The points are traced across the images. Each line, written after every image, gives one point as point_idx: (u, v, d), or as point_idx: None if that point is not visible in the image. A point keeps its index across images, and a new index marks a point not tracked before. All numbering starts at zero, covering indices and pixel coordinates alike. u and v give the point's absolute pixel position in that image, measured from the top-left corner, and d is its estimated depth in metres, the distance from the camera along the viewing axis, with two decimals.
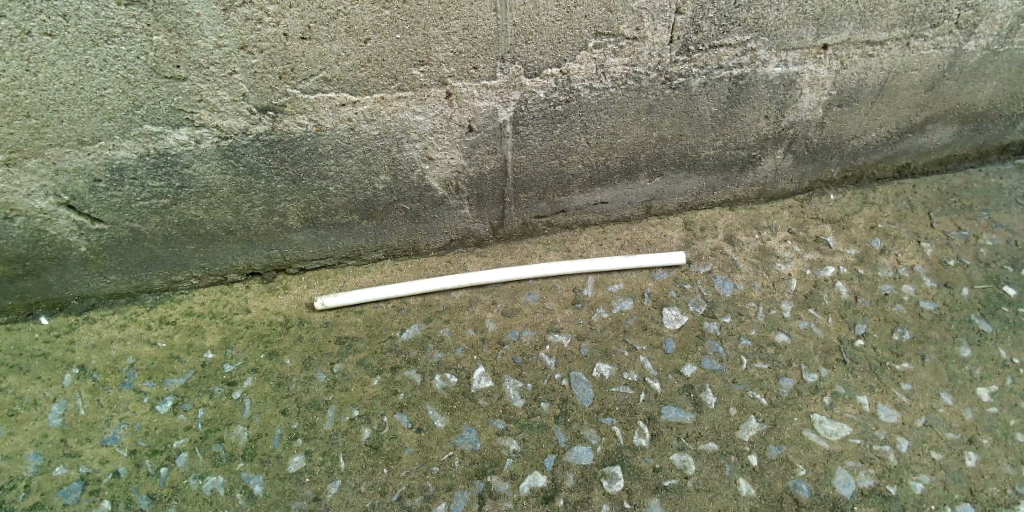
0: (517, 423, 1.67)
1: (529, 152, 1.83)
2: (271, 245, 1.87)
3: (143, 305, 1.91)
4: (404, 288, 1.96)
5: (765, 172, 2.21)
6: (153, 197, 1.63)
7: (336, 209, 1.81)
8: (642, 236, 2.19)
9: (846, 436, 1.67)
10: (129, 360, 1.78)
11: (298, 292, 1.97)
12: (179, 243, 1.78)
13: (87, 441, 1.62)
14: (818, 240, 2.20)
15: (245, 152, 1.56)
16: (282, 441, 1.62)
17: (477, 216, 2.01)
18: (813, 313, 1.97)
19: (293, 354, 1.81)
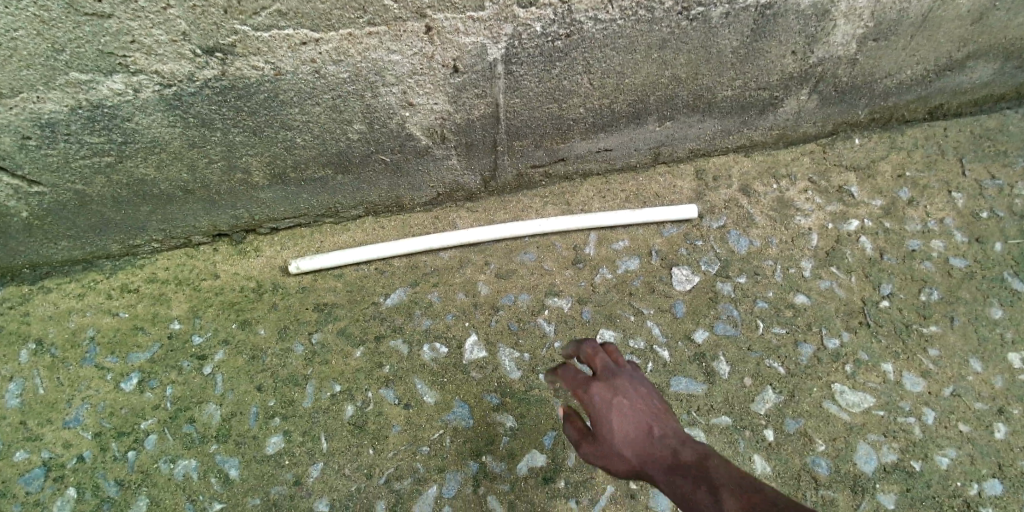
0: (514, 397, 1.54)
1: (524, 95, 1.61)
2: (237, 204, 1.68)
3: (102, 271, 1.73)
4: (387, 249, 1.78)
5: (787, 114, 1.99)
6: (95, 155, 1.42)
7: (306, 162, 1.60)
8: (649, 186, 1.99)
9: (869, 408, 1.57)
10: (89, 332, 1.63)
11: (271, 254, 1.78)
12: (132, 205, 1.60)
13: (48, 423, 1.50)
14: (841, 190, 2.01)
15: (193, 101, 1.34)
16: (258, 420, 1.50)
17: (467, 167, 1.81)
18: (834, 272, 1.82)
19: (268, 323, 1.66)
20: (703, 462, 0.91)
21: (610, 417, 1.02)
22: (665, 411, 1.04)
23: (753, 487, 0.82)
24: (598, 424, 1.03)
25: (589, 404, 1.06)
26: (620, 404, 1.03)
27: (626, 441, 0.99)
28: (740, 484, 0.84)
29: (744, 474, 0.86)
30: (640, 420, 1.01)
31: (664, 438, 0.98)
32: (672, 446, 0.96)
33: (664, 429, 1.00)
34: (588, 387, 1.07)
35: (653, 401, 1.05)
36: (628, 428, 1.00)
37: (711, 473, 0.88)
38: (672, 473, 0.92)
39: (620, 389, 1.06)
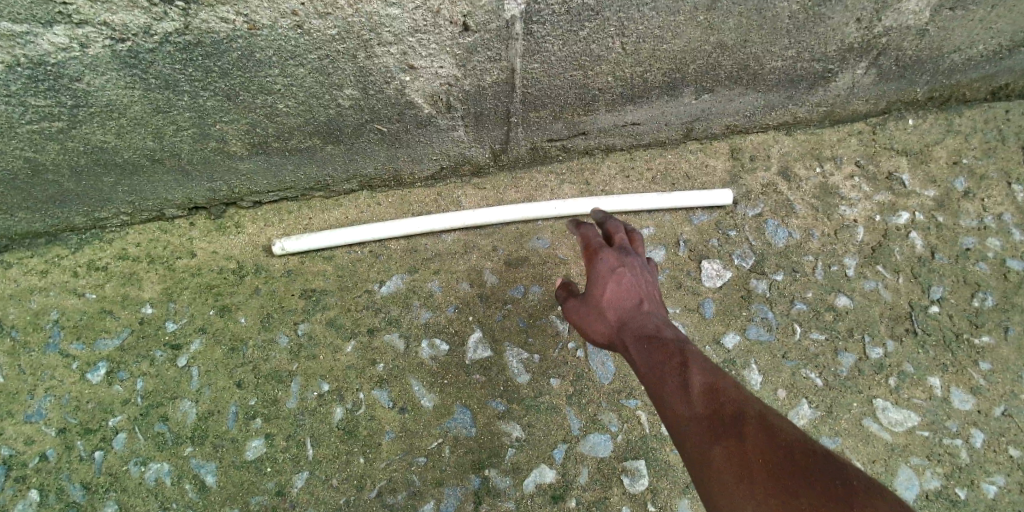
0: (521, 403, 1.39)
1: (544, 60, 1.38)
2: (213, 175, 1.49)
3: (67, 246, 1.55)
4: (385, 230, 1.56)
5: (838, 89, 1.75)
6: (43, 119, 1.22)
7: (290, 131, 1.40)
8: (678, 166, 1.78)
9: (913, 428, 1.44)
10: (53, 314, 1.47)
11: (254, 232, 1.59)
12: (94, 174, 1.40)
13: (8, 416, 1.36)
14: (891, 177, 1.80)
15: (153, 58, 1.13)
16: (237, 421, 1.36)
17: (475, 139, 1.59)
18: (881, 271, 1.64)
19: (250, 311, 1.48)
20: (680, 344, 1.10)
21: (609, 282, 1.20)
22: (658, 297, 1.21)
23: (723, 378, 1.02)
24: (598, 287, 1.20)
25: (596, 267, 1.22)
26: (622, 275, 1.20)
27: (615, 307, 1.18)
28: (712, 370, 1.04)
29: (712, 364, 1.05)
30: (635, 293, 1.19)
31: (651, 316, 1.16)
32: (655, 324, 1.15)
33: (652, 308, 1.18)
34: (601, 253, 1.22)
35: (651, 283, 1.22)
36: (622, 298, 1.18)
37: (689, 355, 1.07)
38: (648, 343, 1.12)
39: (628, 266, 1.21)
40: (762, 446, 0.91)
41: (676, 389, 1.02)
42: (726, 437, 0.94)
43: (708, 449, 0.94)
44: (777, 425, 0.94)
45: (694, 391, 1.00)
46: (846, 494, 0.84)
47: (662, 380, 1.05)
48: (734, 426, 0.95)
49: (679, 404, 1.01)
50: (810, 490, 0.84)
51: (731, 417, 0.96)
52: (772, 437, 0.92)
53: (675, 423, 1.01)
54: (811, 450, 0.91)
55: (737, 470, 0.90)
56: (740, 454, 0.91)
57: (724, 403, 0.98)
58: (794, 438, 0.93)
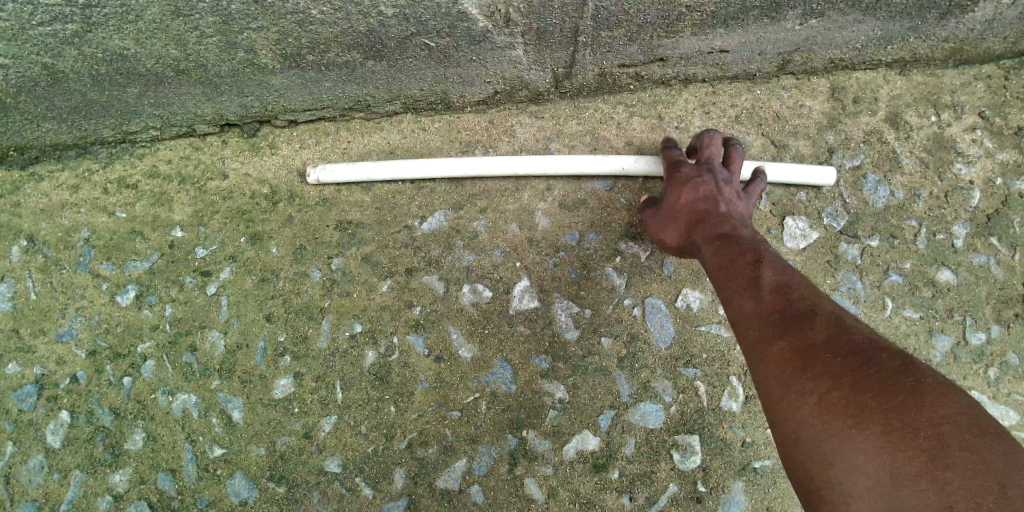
0: (568, 363, 1.27)
1: None
2: (244, 89, 1.34)
3: (97, 160, 1.44)
4: (424, 168, 1.39)
5: (975, 20, 1.45)
6: (55, 20, 1.08)
7: (326, 42, 1.23)
8: (767, 104, 1.53)
9: (1009, 427, 1.28)
10: (83, 232, 1.39)
11: (288, 154, 1.46)
12: (117, 84, 1.28)
13: (41, 334, 1.32)
14: (1021, 133, 1.51)
15: None
16: (266, 357, 1.28)
17: (535, 61, 1.39)
18: (994, 245, 1.41)
19: (282, 240, 1.38)
20: (754, 246, 1.08)
21: (686, 187, 1.20)
22: (738, 207, 1.19)
23: (795, 279, 1.01)
24: (674, 193, 1.21)
25: (675, 176, 1.22)
26: (700, 183, 1.19)
27: (691, 212, 1.18)
28: (787, 272, 1.02)
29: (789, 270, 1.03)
30: (715, 198, 1.17)
31: (730, 218, 1.15)
32: (732, 228, 1.13)
33: (729, 215, 1.15)
34: (682, 163, 1.23)
35: (739, 195, 1.20)
36: (700, 204, 1.18)
37: (764, 256, 1.05)
38: (721, 243, 1.10)
39: (708, 176, 1.20)
40: (830, 344, 0.88)
41: (744, 287, 1.01)
42: (793, 333, 0.92)
43: (771, 345, 0.93)
44: (851, 325, 0.91)
45: (764, 288, 1.00)
46: (917, 391, 0.79)
47: (732, 277, 1.04)
48: (803, 321, 0.93)
49: (746, 299, 1.00)
50: (877, 388, 0.80)
51: (802, 316, 0.94)
52: (844, 336, 0.89)
53: (739, 318, 1.00)
54: (884, 350, 0.86)
55: (800, 365, 0.88)
56: (805, 346, 0.89)
57: (794, 301, 0.97)
58: (870, 339, 0.88)
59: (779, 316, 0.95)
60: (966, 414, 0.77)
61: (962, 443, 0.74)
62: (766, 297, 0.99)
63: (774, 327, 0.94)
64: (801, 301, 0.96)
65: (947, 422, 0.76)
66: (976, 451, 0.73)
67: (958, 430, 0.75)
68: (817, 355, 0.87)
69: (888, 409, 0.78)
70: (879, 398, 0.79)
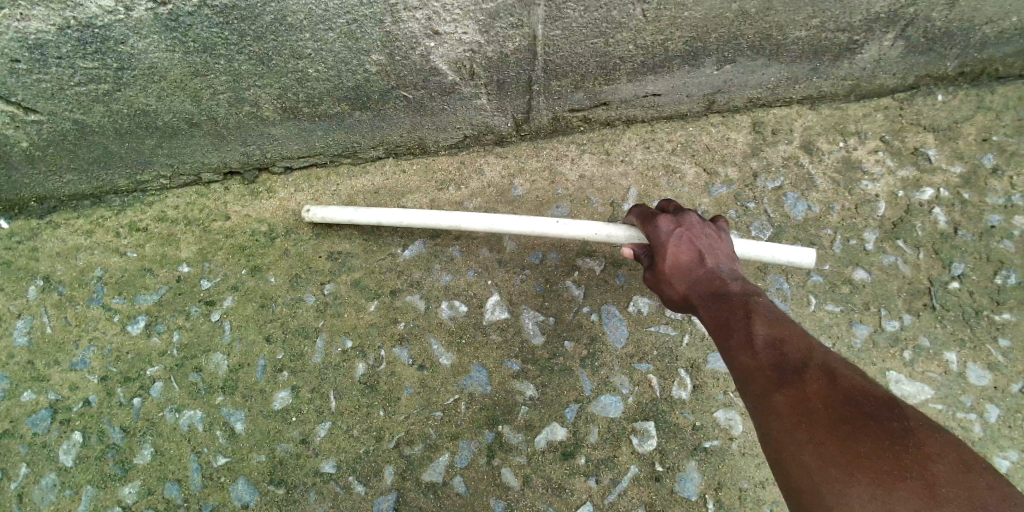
0: (536, 365, 1.43)
1: (566, 26, 1.39)
2: (246, 140, 1.55)
3: (110, 208, 1.63)
4: (393, 215, 1.51)
5: (865, 62, 1.73)
6: (90, 81, 1.29)
7: (320, 96, 1.45)
8: (699, 138, 1.77)
9: (926, 401, 1.45)
10: (97, 271, 1.55)
11: (284, 196, 1.65)
12: (135, 138, 1.48)
13: (55, 364, 1.45)
14: (917, 153, 1.77)
15: (192, 21, 1.18)
16: (266, 373, 1.42)
17: (498, 108, 1.62)
18: (901, 246, 1.63)
19: (279, 270, 1.54)
20: (745, 298, 1.12)
21: (667, 243, 1.24)
22: (721, 254, 1.24)
23: (788, 329, 1.04)
24: (658, 250, 1.25)
25: (655, 233, 1.27)
26: (677, 237, 1.24)
27: (678, 267, 1.22)
28: (779, 320, 1.07)
29: (781, 320, 1.07)
30: (696, 251, 1.22)
31: (717, 271, 1.20)
32: (721, 280, 1.18)
33: (713, 266, 1.20)
34: (657, 220, 1.29)
35: (716, 240, 1.27)
36: (683, 258, 1.22)
37: (755, 306, 1.10)
38: (714, 300, 1.14)
39: (685, 228, 1.25)
40: (827, 394, 0.95)
41: (742, 344, 1.05)
42: (790, 385, 0.97)
43: (771, 399, 0.97)
44: (841, 371, 0.98)
45: (760, 344, 1.03)
46: (907, 436, 0.88)
47: (729, 334, 1.07)
48: (799, 374, 0.98)
49: (745, 356, 1.04)
50: (872, 434, 0.88)
51: (797, 368, 0.99)
52: (836, 383, 0.96)
53: (739, 375, 1.03)
54: (873, 395, 0.94)
55: (799, 415, 0.93)
56: (801, 397, 0.95)
57: (789, 353, 1.01)
58: (859, 385, 0.96)
59: (776, 371, 0.99)
60: (950, 451, 0.86)
61: (951, 479, 0.82)
62: (762, 351, 1.02)
63: (773, 380, 0.98)
64: (793, 350, 1.02)
65: (935, 461, 0.85)
66: (965, 486, 0.81)
67: (948, 471, 0.83)
68: (814, 403, 0.94)
69: (883, 453, 0.86)
70: (874, 442, 0.87)
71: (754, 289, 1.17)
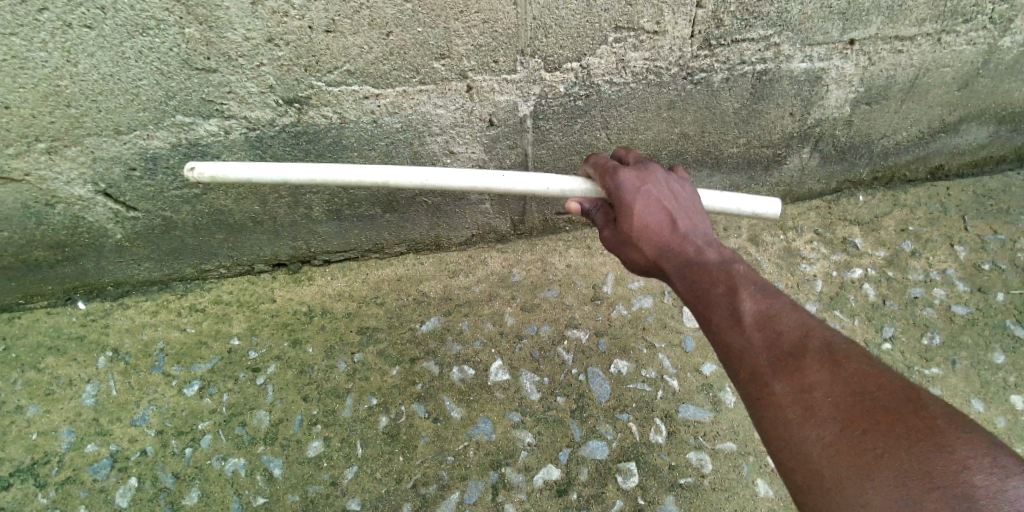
0: (533, 416, 1.67)
1: (551, 148, 1.83)
2: (297, 236, 1.93)
3: (175, 292, 1.97)
4: (305, 172, 1.47)
5: (791, 170, 2.17)
6: (185, 187, 1.71)
7: (359, 202, 1.87)
8: None
9: None
10: (159, 344, 1.84)
11: (322, 283, 1.99)
12: (210, 233, 1.86)
13: (118, 420, 1.68)
14: (846, 242, 2.14)
15: (272, 143, 1.63)
16: (302, 426, 1.66)
17: (498, 211, 2.02)
18: (838, 315, 1.93)
19: (317, 342, 1.83)
20: (724, 272, 1.22)
21: (634, 216, 1.34)
22: (686, 221, 1.35)
23: (774, 306, 1.13)
24: (628, 222, 1.35)
25: (625, 206, 1.36)
26: (643, 210, 1.34)
27: (648, 239, 1.33)
28: (766, 296, 1.16)
29: (764, 292, 1.16)
30: (660, 220, 1.34)
31: (685, 241, 1.31)
32: (694, 252, 1.28)
33: (684, 236, 1.31)
34: (625, 192, 1.38)
35: (683, 209, 1.37)
36: (651, 229, 1.33)
37: (739, 282, 1.19)
38: (691, 274, 1.25)
39: (651, 202, 1.36)
40: (833, 385, 1.01)
41: (729, 321, 1.14)
42: (789, 372, 1.05)
43: (771, 384, 1.06)
44: (846, 357, 1.04)
45: (746, 321, 1.13)
46: (931, 436, 0.91)
47: (715, 311, 1.17)
48: (798, 359, 1.05)
49: (733, 333, 1.13)
50: (888, 435, 0.93)
51: (795, 352, 1.07)
52: (840, 371, 1.02)
53: (729, 350, 1.13)
54: (892, 390, 0.99)
55: (808, 410, 1.00)
56: (805, 386, 1.02)
57: (782, 335, 1.09)
58: (862, 372, 1.02)
59: (771, 354, 1.08)
60: (983, 451, 0.88)
61: (984, 485, 0.84)
62: (752, 331, 1.11)
63: (771, 366, 1.07)
64: (788, 331, 1.09)
65: (966, 465, 0.87)
66: (997, 491, 0.83)
67: (981, 477, 0.85)
68: (817, 395, 1.01)
69: (904, 457, 0.90)
70: (892, 444, 0.92)
71: (731, 258, 1.27)
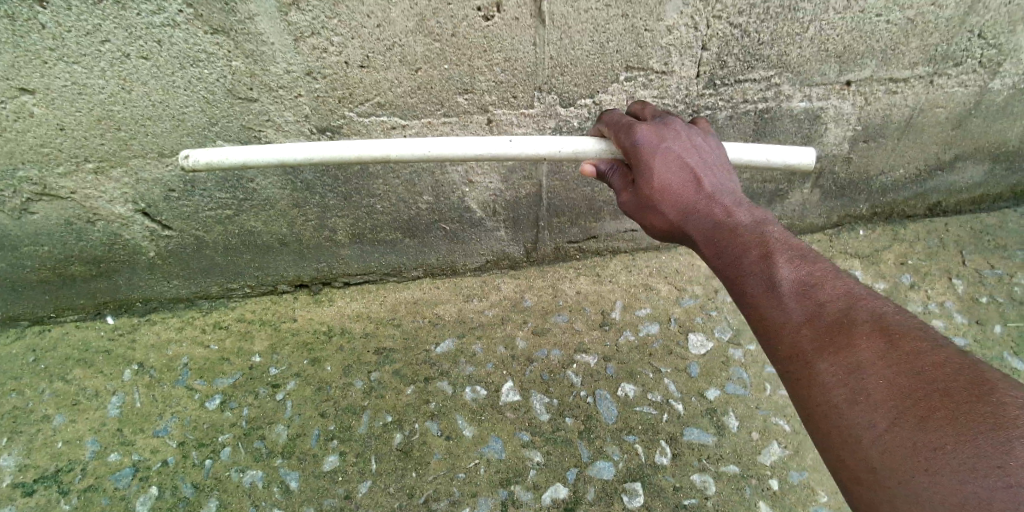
0: (542, 436, 1.72)
1: (563, 179, 1.94)
2: (320, 258, 2.02)
3: (199, 310, 2.05)
4: (302, 149, 1.43)
5: (793, 205, 2.25)
6: (218, 208, 1.81)
7: (381, 226, 1.96)
8: (670, 264, 2.23)
9: None
10: (183, 359, 1.91)
11: (342, 304, 2.07)
12: (237, 254, 1.95)
13: (140, 431, 1.74)
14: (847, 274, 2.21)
15: (304, 169, 1.74)
16: (319, 440, 1.71)
17: (512, 238, 2.11)
18: None
19: (334, 361, 1.90)
20: (755, 236, 1.15)
21: (656, 175, 1.25)
22: (711, 179, 1.27)
23: (813, 273, 1.07)
24: (651, 182, 1.25)
25: (645, 165, 1.26)
26: (665, 168, 1.25)
27: (671, 200, 1.24)
28: (805, 263, 1.08)
29: (802, 258, 1.09)
30: (683, 178, 1.25)
31: (711, 202, 1.23)
32: (720, 214, 1.20)
33: (709, 196, 1.23)
34: (643, 149, 1.28)
35: (707, 165, 1.29)
36: (674, 188, 1.24)
37: (774, 247, 1.12)
38: (720, 240, 1.17)
39: (674, 160, 1.26)
40: (882, 363, 0.94)
41: (764, 291, 1.08)
42: (835, 351, 0.98)
43: (814, 363, 0.99)
44: (895, 331, 0.97)
45: (783, 291, 1.06)
46: (997, 421, 0.83)
47: (749, 280, 1.10)
48: (842, 334, 0.99)
49: (769, 304, 1.06)
50: (951, 423, 0.85)
51: (838, 325, 1.00)
52: (892, 349, 0.95)
53: (765, 323, 1.07)
54: (947, 367, 0.91)
55: (855, 393, 0.94)
56: (851, 365, 0.96)
57: (823, 306, 1.03)
58: (917, 349, 0.94)
59: (812, 326, 1.02)
60: None
61: None
62: (791, 303, 1.05)
63: (813, 342, 1.00)
64: (830, 302, 1.03)
65: None
66: None
67: None
68: (868, 378, 0.94)
69: (965, 445, 0.82)
70: (953, 431, 0.84)
71: (763, 219, 1.19)
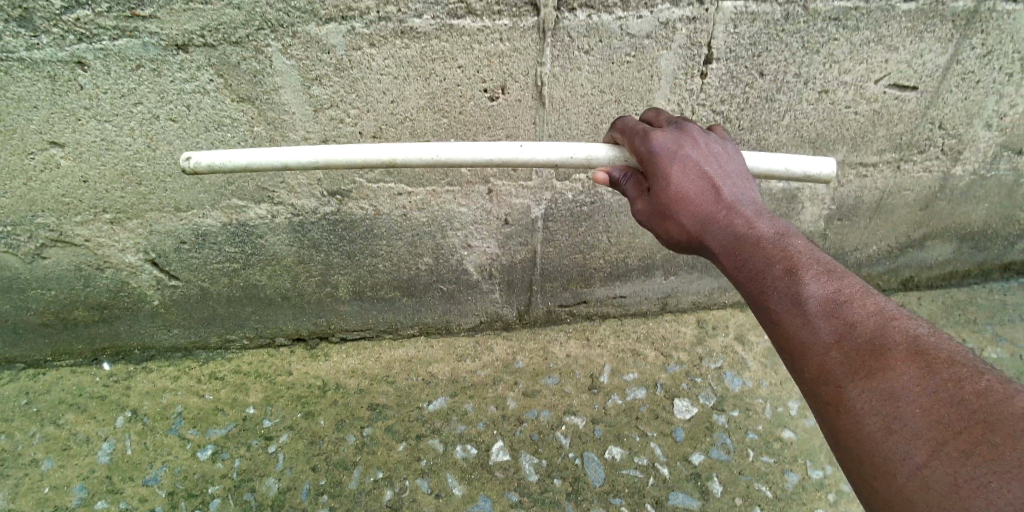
0: (530, 497, 1.74)
1: (557, 246, 2.05)
2: (319, 313, 2.08)
3: (196, 360, 2.08)
4: (307, 153, 1.40)
5: None
6: (225, 261, 1.88)
7: (381, 285, 2.04)
8: (657, 330, 2.31)
9: None
10: (177, 408, 1.93)
11: (337, 359, 2.11)
12: (239, 306, 2.02)
13: (130, 479, 1.74)
14: None
15: (312, 229, 1.84)
16: (309, 495, 1.72)
17: (506, 300, 2.19)
18: None
19: (328, 415, 1.93)
20: (778, 247, 1.10)
21: (672, 184, 1.23)
22: (729, 186, 1.23)
23: (841, 287, 1.01)
24: (666, 192, 1.23)
25: (660, 176, 1.24)
26: (680, 177, 1.23)
27: (687, 211, 1.21)
28: (833, 278, 1.03)
29: (831, 272, 1.04)
30: (699, 187, 1.22)
31: (729, 212, 1.19)
32: (739, 224, 1.16)
33: (727, 205, 1.20)
34: (658, 159, 1.26)
35: (723, 173, 1.25)
36: (690, 197, 1.21)
37: (799, 260, 1.07)
38: (741, 252, 1.13)
39: (689, 168, 1.24)
40: (917, 387, 0.89)
41: (790, 308, 1.03)
42: (867, 374, 0.93)
43: (842, 385, 0.95)
44: (931, 352, 0.91)
45: (809, 307, 1.01)
46: None
47: (773, 294, 1.06)
48: (873, 355, 0.94)
49: (795, 321, 1.02)
50: (995, 456, 0.79)
51: (869, 345, 0.95)
52: (929, 373, 0.89)
53: (791, 341, 1.02)
54: (990, 392, 0.84)
55: (888, 421, 0.89)
56: (884, 390, 0.91)
57: (854, 322, 0.97)
58: (958, 374, 0.88)
59: (842, 346, 0.97)
60: None
61: None
62: (819, 321, 1.00)
63: (842, 362, 0.96)
64: (861, 319, 0.97)
65: None
66: None
67: None
68: (902, 405, 0.89)
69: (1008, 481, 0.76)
70: (995, 465, 0.78)
71: (787, 230, 1.14)
